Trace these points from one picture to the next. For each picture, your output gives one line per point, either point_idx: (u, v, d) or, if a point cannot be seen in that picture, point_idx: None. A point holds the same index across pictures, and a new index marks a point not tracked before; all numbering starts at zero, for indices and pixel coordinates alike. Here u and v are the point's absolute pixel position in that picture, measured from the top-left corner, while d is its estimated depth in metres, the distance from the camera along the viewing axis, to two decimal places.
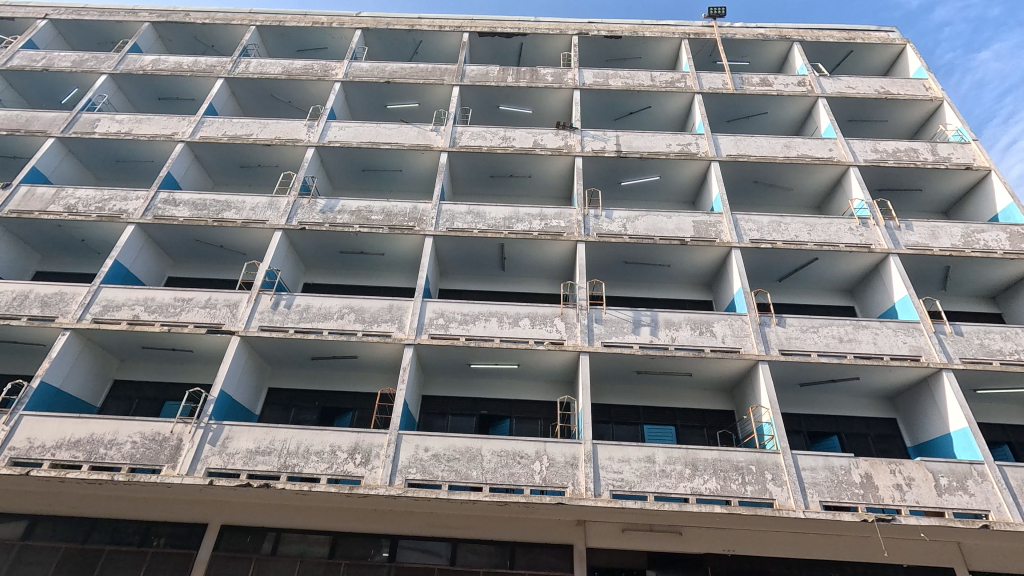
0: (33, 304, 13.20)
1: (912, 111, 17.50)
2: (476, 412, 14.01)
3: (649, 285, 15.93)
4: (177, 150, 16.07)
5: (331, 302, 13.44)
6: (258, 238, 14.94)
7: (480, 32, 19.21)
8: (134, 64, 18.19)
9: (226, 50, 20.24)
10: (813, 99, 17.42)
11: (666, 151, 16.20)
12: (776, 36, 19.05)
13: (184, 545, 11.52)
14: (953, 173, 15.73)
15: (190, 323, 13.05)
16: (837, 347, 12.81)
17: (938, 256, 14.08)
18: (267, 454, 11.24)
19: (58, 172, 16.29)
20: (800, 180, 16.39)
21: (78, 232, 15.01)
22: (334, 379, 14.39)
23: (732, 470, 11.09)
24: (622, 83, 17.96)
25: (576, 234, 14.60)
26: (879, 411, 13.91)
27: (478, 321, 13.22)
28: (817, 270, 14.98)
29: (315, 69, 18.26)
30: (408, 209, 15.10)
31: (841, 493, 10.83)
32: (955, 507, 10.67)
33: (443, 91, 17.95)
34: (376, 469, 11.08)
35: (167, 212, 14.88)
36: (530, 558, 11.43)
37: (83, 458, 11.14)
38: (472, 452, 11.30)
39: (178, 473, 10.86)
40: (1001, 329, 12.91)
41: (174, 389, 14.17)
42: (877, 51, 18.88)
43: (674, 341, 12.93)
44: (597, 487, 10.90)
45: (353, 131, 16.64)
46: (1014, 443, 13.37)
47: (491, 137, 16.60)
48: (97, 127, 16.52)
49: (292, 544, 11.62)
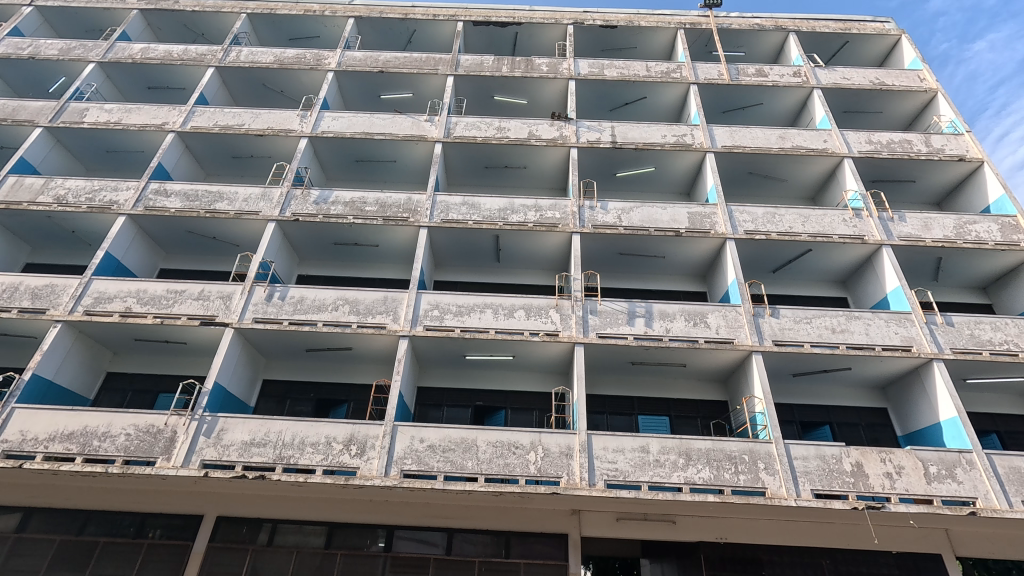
0: (24, 296, 13.08)
1: (906, 103, 17.53)
2: (471, 403, 14.06)
3: (644, 277, 15.99)
4: (167, 140, 15.85)
5: (325, 294, 13.36)
6: (250, 229, 14.82)
7: (474, 22, 19.00)
8: (123, 52, 17.94)
9: (216, 39, 19.97)
10: (808, 90, 17.42)
11: (661, 143, 16.14)
12: (772, 27, 18.97)
13: (179, 537, 11.53)
14: (947, 165, 15.77)
15: (183, 315, 12.97)
16: (830, 338, 12.90)
17: (930, 247, 14.18)
18: (262, 445, 11.23)
19: (46, 162, 16.07)
20: (794, 172, 16.42)
21: (68, 223, 14.88)
22: (329, 370, 14.41)
23: (725, 459, 11.18)
24: (618, 73, 17.81)
25: (571, 225, 14.59)
26: (869, 401, 14.08)
27: (473, 313, 13.21)
28: (811, 261, 15.06)
29: (307, 58, 17.99)
30: (402, 200, 15.02)
31: (832, 482, 10.96)
32: (944, 494, 10.82)
33: (437, 81, 17.81)
34: (372, 460, 11.08)
35: (158, 204, 14.71)
36: (525, 547, 11.51)
37: (76, 450, 11.07)
38: (468, 443, 11.34)
39: (173, 465, 10.84)
40: (990, 319, 13.07)
41: (168, 381, 14.16)
42: (873, 41, 18.87)
43: (668, 333, 13.01)
44: (591, 477, 10.95)
45: (347, 122, 16.47)
46: (1002, 432, 13.56)
47: (485, 128, 16.50)
48: (86, 117, 16.32)
49: (288, 536, 11.62)
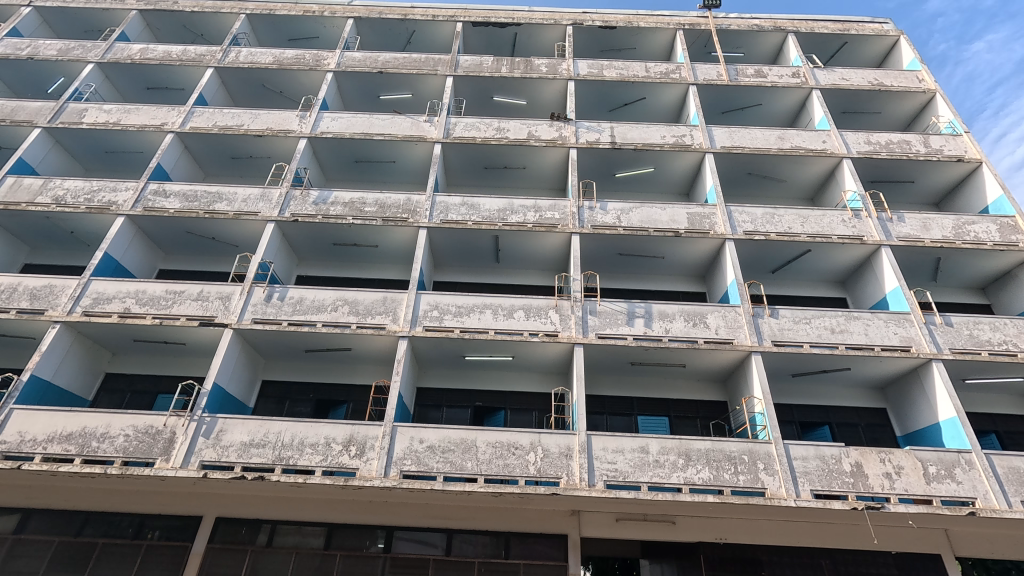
0: (22, 297, 13.05)
1: (904, 103, 17.57)
2: (471, 403, 14.05)
3: (643, 277, 16.00)
4: (166, 141, 15.83)
5: (325, 294, 13.36)
6: (250, 230, 14.80)
7: (474, 22, 19.00)
8: (122, 53, 17.92)
9: (215, 39, 19.95)
10: (807, 90, 17.43)
11: (661, 143, 16.16)
12: (770, 28, 19.00)
13: (178, 537, 11.51)
14: (945, 165, 15.80)
15: (182, 316, 12.95)
16: (829, 338, 12.91)
17: (929, 247, 14.20)
18: (261, 446, 11.21)
19: (46, 163, 16.06)
20: (793, 172, 16.43)
21: (67, 223, 14.85)
22: (328, 371, 14.40)
23: (725, 459, 11.19)
24: (617, 74, 17.82)
25: (571, 225, 14.59)
26: (868, 401, 14.09)
27: (473, 313, 13.21)
28: (811, 262, 15.07)
29: (307, 59, 17.98)
30: (401, 201, 15.01)
31: (831, 482, 10.97)
32: (944, 494, 10.83)
33: (437, 81, 17.80)
34: (371, 461, 11.08)
35: (157, 204, 14.69)
36: (525, 548, 11.50)
37: (75, 451, 11.05)
38: (468, 444, 11.33)
39: (172, 466, 10.83)
40: (989, 319, 13.08)
41: (167, 382, 14.13)
42: (872, 42, 18.91)
43: (668, 333, 13.02)
44: (591, 477, 10.95)
45: (346, 122, 16.47)
46: (1000, 431, 13.58)
47: (485, 128, 16.51)
48: (85, 117, 16.30)
49: (287, 537, 11.60)
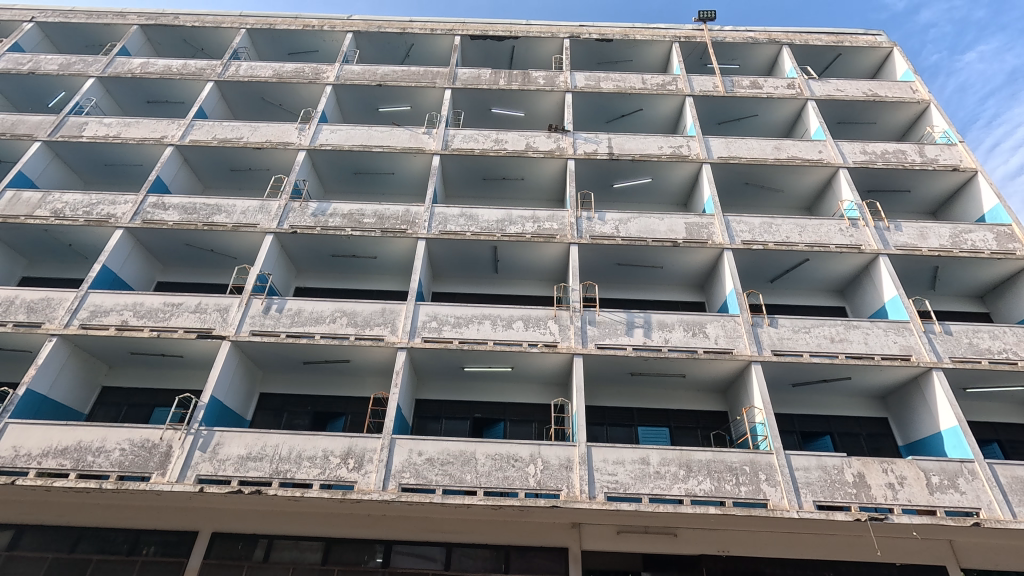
0: (19, 311, 13.00)
1: (898, 114, 17.73)
2: (470, 415, 13.98)
3: (642, 287, 15.99)
4: (166, 153, 15.91)
5: (322, 306, 13.32)
6: (248, 241, 14.80)
7: (472, 36, 19.18)
8: (122, 67, 18.05)
9: (216, 53, 20.10)
10: (802, 101, 17.58)
11: (657, 154, 16.25)
12: (765, 40, 19.19)
13: (174, 553, 11.37)
14: (941, 174, 15.89)
15: (180, 328, 12.89)
16: (829, 347, 12.89)
17: (927, 256, 14.23)
18: (259, 459, 11.11)
19: (45, 175, 16.10)
20: (790, 182, 16.52)
21: (65, 236, 14.83)
22: (327, 383, 14.31)
23: (726, 470, 11.10)
24: (614, 86, 18.02)
25: (570, 236, 14.59)
26: (869, 410, 14.04)
27: (471, 324, 13.16)
28: (809, 271, 15.09)
29: (306, 72, 18.10)
30: (400, 212, 15.04)
31: (834, 493, 10.87)
32: (947, 504, 10.73)
33: (435, 94, 17.91)
34: (370, 474, 10.98)
35: (156, 216, 14.70)
36: (525, 562, 11.34)
37: (70, 466, 10.94)
38: (467, 456, 11.23)
39: (167, 481, 10.70)
40: (989, 327, 13.04)
41: (164, 395, 14.04)
42: (865, 55, 19.14)
43: (667, 343, 12.96)
44: (591, 489, 10.84)
45: (344, 134, 16.56)
46: (1003, 441, 13.50)
47: (482, 140, 16.61)
48: (85, 131, 16.36)
49: (284, 551, 11.46)
